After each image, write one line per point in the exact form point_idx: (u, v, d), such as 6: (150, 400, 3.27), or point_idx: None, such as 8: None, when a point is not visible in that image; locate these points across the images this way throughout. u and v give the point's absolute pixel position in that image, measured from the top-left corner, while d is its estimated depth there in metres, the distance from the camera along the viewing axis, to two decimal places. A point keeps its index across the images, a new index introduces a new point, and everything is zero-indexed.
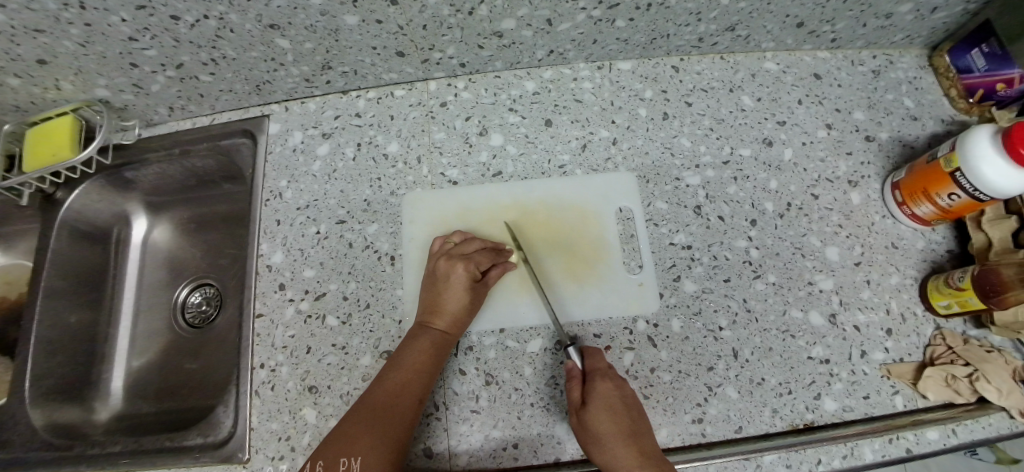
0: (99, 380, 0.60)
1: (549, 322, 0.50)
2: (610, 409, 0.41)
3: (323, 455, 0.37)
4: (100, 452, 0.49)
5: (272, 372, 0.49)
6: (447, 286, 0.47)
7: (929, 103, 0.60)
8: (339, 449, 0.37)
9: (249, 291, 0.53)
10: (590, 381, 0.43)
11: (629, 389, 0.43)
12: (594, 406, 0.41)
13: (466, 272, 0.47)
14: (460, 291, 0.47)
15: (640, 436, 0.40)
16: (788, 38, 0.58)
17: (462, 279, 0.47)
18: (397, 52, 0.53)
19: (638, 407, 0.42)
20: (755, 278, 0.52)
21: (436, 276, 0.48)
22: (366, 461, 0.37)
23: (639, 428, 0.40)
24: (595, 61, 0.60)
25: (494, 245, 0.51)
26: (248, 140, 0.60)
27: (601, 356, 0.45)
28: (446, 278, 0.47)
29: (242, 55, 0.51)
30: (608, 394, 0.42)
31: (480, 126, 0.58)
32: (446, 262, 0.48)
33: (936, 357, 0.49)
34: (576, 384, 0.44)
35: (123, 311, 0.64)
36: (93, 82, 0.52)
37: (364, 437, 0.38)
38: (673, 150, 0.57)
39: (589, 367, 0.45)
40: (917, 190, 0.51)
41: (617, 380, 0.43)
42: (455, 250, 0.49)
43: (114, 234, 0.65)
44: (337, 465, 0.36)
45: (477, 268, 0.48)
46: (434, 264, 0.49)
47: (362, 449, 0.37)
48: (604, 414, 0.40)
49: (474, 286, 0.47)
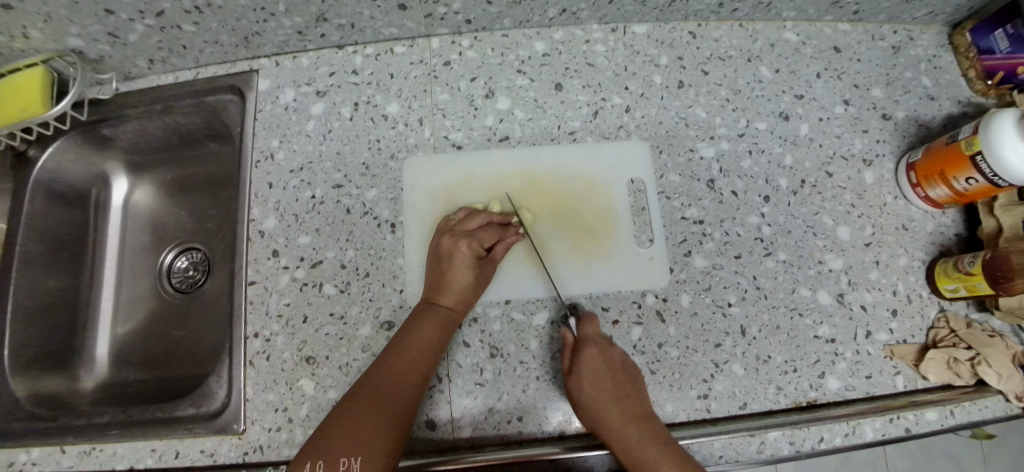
0: (82, 349, 0.57)
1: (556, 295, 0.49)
2: (595, 377, 0.42)
3: (321, 454, 0.34)
4: (87, 424, 0.47)
5: (267, 343, 0.47)
6: (451, 264, 0.45)
7: (947, 83, 0.58)
8: (340, 447, 0.35)
9: (240, 258, 0.50)
10: (577, 350, 0.44)
11: (616, 353, 0.44)
12: (580, 375, 0.42)
13: (470, 250, 0.45)
14: (465, 269, 0.45)
15: (625, 398, 0.42)
16: (810, 8, 0.56)
17: (466, 257, 0.45)
18: (399, 5, 0.49)
19: (626, 369, 0.43)
20: (765, 255, 0.51)
21: (440, 255, 0.46)
22: (368, 459, 0.34)
23: (625, 390, 0.42)
24: (609, 23, 0.57)
25: (499, 220, 0.49)
26: (236, 97, 0.56)
27: (592, 322, 0.46)
28: (449, 257, 0.45)
29: (228, 3, 0.46)
30: (594, 362, 0.42)
31: (486, 88, 0.55)
32: (448, 239, 0.46)
33: (939, 339, 0.48)
34: (564, 353, 0.45)
35: (105, 277, 0.61)
36: (65, 30, 0.48)
37: (366, 432, 0.36)
38: (688, 120, 0.54)
39: (577, 335, 0.45)
40: (933, 172, 0.49)
41: (603, 346, 0.44)
42: (458, 226, 0.47)
43: (93, 196, 0.61)
44: (337, 464, 0.34)
45: (480, 246, 0.46)
46: (436, 242, 0.47)
47: (364, 448, 0.35)
48: (590, 381, 0.42)
49: (478, 264, 0.46)
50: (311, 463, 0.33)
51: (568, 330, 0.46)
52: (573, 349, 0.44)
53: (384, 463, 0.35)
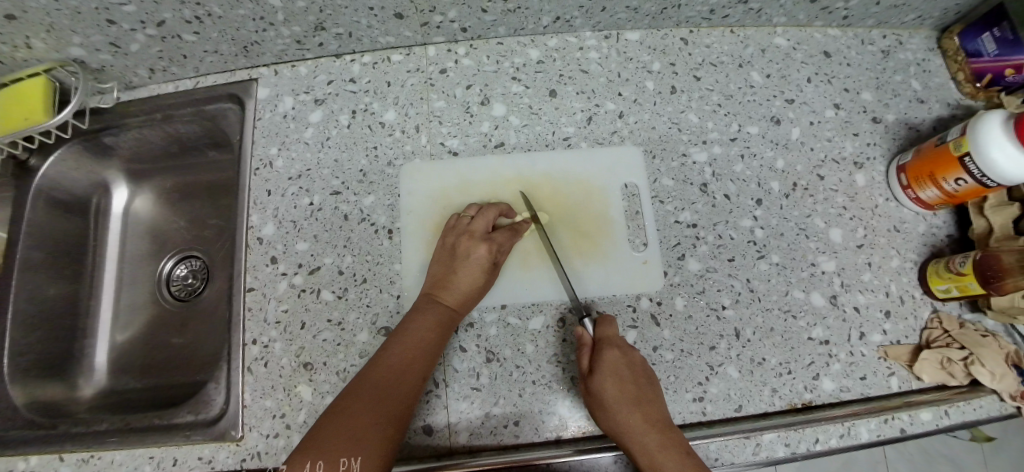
0: (81, 356, 0.57)
1: (576, 303, 0.47)
2: (617, 379, 0.41)
3: (320, 453, 0.34)
4: (86, 431, 0.47)
5: (265, 349, 0.48)
6: (464, 265, 0.45)
7: (936, 86, 0.59)
8: (339, 446, 0.34)
9: (239, 265, 0.50)
10: (598, 350, 0.43)
11: (637, 355, 0.43)
12: (601, 376, 0.41)
13: (488, 254, 0.46)
14: (478, 271, 0.46)
15: (646, 403, 0.41)
16: (800, 14, 0.57)
17: (482, 260, 0.46)
18: (395, 14, 0.50)
19: (647, 373, 0.42)
20: (758, 258, 0.51)
21: (454, 253, 0.46)
22: (367, 460, 0.34)
23: (646, 395, 0.41)
24: (602, 30, 0.58)
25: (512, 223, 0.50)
26: (235, 106, 0.57)
27: (611, 323, 0.44)
28: (465, 257, 0.45)
29: (228, 13, 0.47)
30: (616, 363, 0.41)
31: (481, 95, 0.56)
32: (467, 241, 0.46)
33: (932, 340, 0.49)
34: (583, 352, 0.43)
35: (105, 284, 0.61)
36: (68, 40, 0.49)
37: (365, 430, 0.36)
38: (681, 125, 0.55)
39: (596, 335, 0.44)
40: (923, 174, 0.50)
41: (625, 348, 0.43)
42: (474, 228, 0.48)
43: (93, 203, 0.62)
44: (336, 464, 0.33)
45: (498, 251, 0.47)
46: (451, 240, 0.47)
47: (364, 448, 0.35)
48: (612, 383, 0.41)
49: (491, 268, 0.47)
50: (311, 463, 0.33)
51: (586, 329, 0.45)
52: (593, 349, 0.43)
53: (382, 463, 0.35)
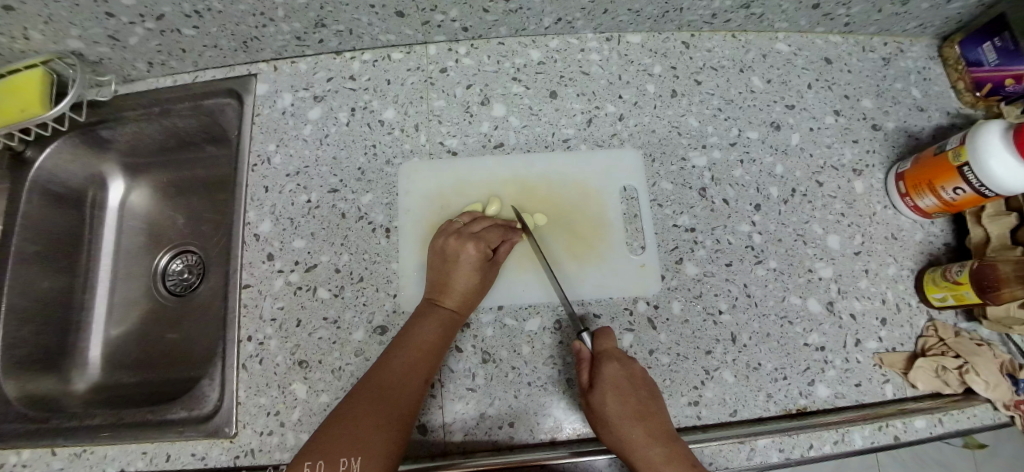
0: (75, 350, 0.57)
1: (564, 299, 0.46)
2: (617, 392, 0.40)
3: (320, 454, 0.33)
4: (79, 425, 0.47)
5: (260, 346, 0.47)
6: (456, 265, 0.45)
7: (935, 95, 0.59)
8: (340, 447, 0.34)
9: (235, 261, 0.50)
10: (596, 364, 0.42)
11: (637, 367, 0.42)
12: (602, 390, 0.40)
13: (478, 251, 0.46)
14: (472, 270, 0.45)
15: (649, 416, 0.39)
16: (802, 19, 0.57)
17: (473, 258, 0.45)
18: (396, 12, 0.50)
19: (648, 385, 0.41)
20: (756, 263, 0.51)
21: (446, 255, 0.46)
22: (368, 460, 0.34)
23: (648, 408, 0.40)
24: (604, 32, 0.58)
25: (503, 222, 0.50)
26: (233, 101, 0.57)
27: (608, 336, 0.43)
28: (455, 257, 0.45)
29: (228, 8, 0.47)
30: (616, 376, 0.41)
31: (482, 95, 0.55)
32: (455, 241, 0.46)
33: (928, 347, 0.49)
34: (582, 368, 0.43)
35: (101, 278, 0.61)
36: (66, 32, 0.48)
37: (368, 432, 0.35)
38: (681, 129, 0.55)
39: (594, 349, 0.43)
40: (921, 181, 0.50)
41: (624, 360, 0.42)
42: (464, 228, 0.48)
43: (89, 197, 0.61)
44: (337, 464, 0.33)
45: (487, 246, 0.46)
46: (440, 243, 0.47)
47: (364, 448, 0.34)
48: (613, 397, 0.40)
49: (485, 265, 0.46)
50: (311, 462, 0.32)
51: (584, 343, 0.44)
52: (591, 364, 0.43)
53: (385, 463, 0.34)
